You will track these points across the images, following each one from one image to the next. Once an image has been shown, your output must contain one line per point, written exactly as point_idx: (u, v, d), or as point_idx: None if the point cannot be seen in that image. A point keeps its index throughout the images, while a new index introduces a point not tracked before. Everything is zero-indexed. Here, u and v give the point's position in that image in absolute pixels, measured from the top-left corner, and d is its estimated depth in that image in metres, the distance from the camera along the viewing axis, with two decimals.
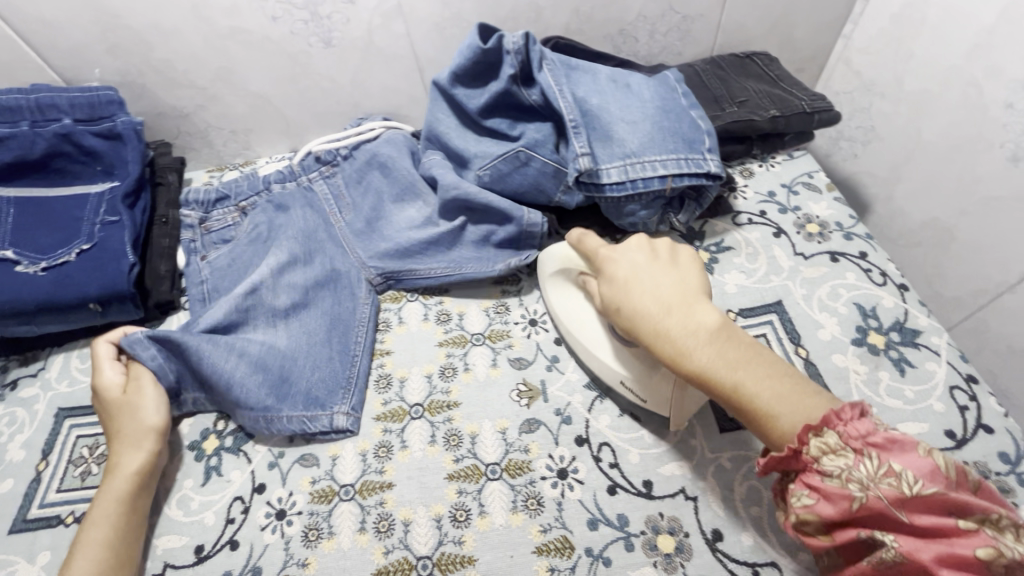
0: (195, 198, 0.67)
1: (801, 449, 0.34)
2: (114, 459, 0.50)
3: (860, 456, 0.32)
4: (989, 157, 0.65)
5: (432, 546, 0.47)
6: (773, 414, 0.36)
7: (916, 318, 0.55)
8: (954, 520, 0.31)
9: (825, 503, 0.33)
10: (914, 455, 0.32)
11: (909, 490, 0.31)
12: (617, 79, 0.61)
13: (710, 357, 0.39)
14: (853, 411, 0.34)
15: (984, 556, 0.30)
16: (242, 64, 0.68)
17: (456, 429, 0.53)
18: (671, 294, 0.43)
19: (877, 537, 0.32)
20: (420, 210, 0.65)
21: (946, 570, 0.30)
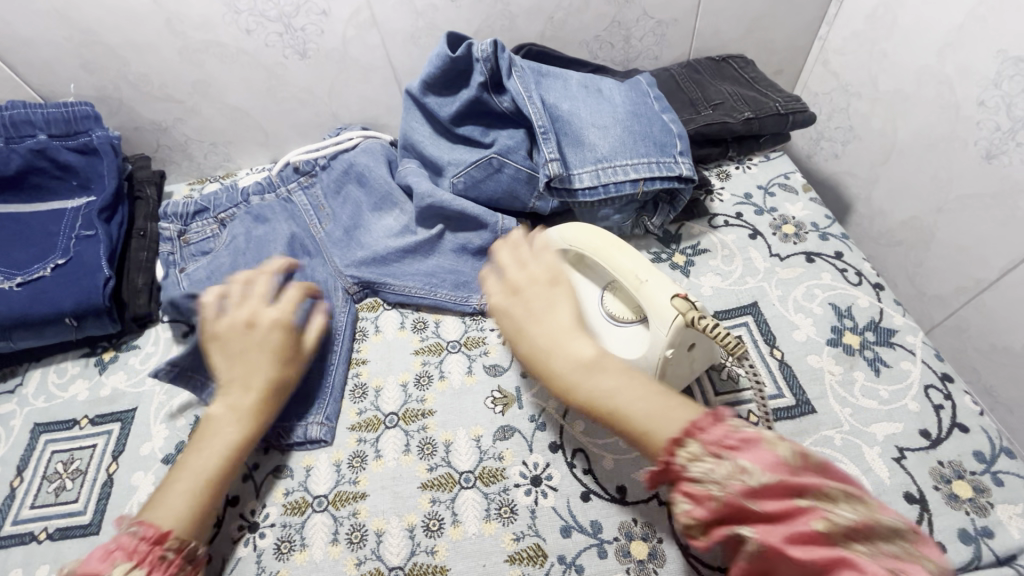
0: (172, 211, 0.66)
1: (671, 462, 0.33)
2: (245, 400, 0.49)
3: (717, 458, 0.31)
4: (964, 155, 0.65)
5: (405, 557, 0.46)
6: (652, 433, 0.34)
7: (891, 317, 0.55)
8: (796, 502, 0.29)
9: (696, 507, 0.32)
10: (758, 448, 0.31)
11: (755, 480, 0.30)
12: (588, 85, 0.61)
13: (591, 387, 0.37)
14: (711, 419, 0.33)
15: (824, 529, 0.28)
16: (217, 77, 0.68)
17: (431, 437, 0.52)
18: (561, 321, 0.41)
19: (738, 531, 0.31)
20: (397, 218, 0.65)
21: (796, 551, 0.28)
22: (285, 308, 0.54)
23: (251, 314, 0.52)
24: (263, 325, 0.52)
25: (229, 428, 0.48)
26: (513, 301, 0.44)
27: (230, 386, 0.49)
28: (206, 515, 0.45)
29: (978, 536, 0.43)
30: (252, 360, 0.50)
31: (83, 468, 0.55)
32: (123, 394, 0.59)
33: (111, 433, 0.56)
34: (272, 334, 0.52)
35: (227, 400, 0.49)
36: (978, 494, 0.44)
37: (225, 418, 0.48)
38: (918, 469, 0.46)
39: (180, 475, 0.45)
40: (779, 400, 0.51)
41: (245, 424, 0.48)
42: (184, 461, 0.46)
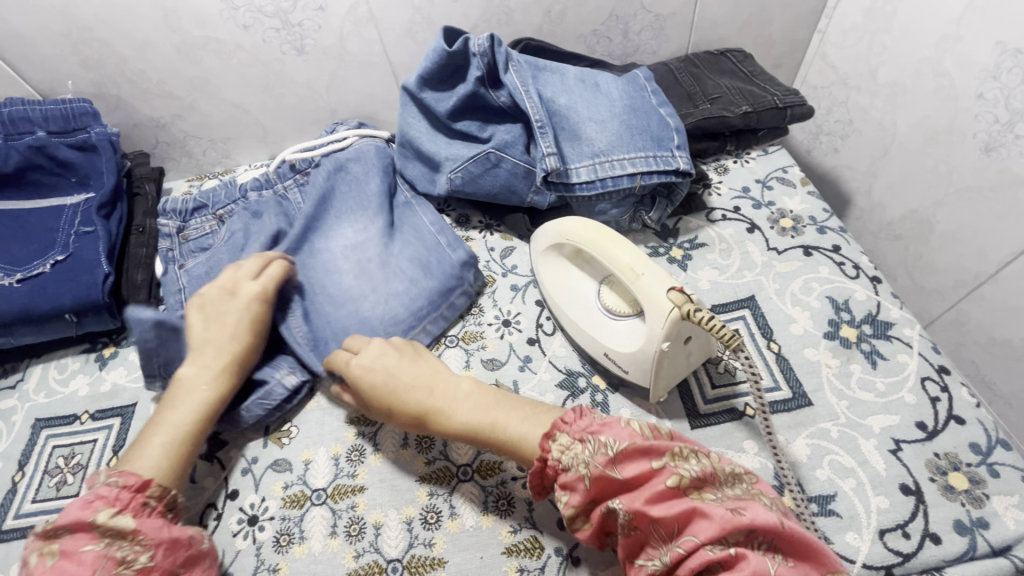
0: (171, 208, 0.66)
1: (546, 456, 0.38)
2: (221, 361, 0.50)
3: (582, 441, 0.37)
4: (963, 148, 0.65)
5: (402, 549, 0.47)
6: (524, 439, 0.42)
7: (888, 310, 0.55)
8: (650, 464, 0.34)
9: (572, 492, 0.37)
10: (615, 426, 0.36)
11: (613, 450, 0.35)
12: (586, 79, 0.61)
13: (467, 413, 0.44)
14: (575, 413, 0.39)
15: (673, 484, 0.33)
16: (215, 73, 0.68)
17: (428, 432, 0.52)
18: (421, 373, 0.48)
19: (610, 506, 0.35)
20: (363, 230, 0.63)
21: (654, 509, 0.33)
22: (267, 279, 0.55)
23: (232, 281, 0.54)
24: (246, 293, 0.54)
25: (204, 385, 0.49)
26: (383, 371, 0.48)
27: (204, 349, 0.50)
28: (183, 465, 0.46)
29: (973, 526, 0.43)
30: (232, 322, 0.52)
31: (84, 462, 0.55)
32: (123, 390, 0.59)
33: (112, 428, 0.57)
34: (255, 302, 0.54)
35: (202, 359, 0.50)
36: (974, 485, 0.45)
37: (197, 377, 0.49)
38: (914, 460, 0.46)
39: (152, 431, 0.46)
40: (777, 393, 0.51)
41: (220, 381, 0.49)
42: (157, 417, 0.47)
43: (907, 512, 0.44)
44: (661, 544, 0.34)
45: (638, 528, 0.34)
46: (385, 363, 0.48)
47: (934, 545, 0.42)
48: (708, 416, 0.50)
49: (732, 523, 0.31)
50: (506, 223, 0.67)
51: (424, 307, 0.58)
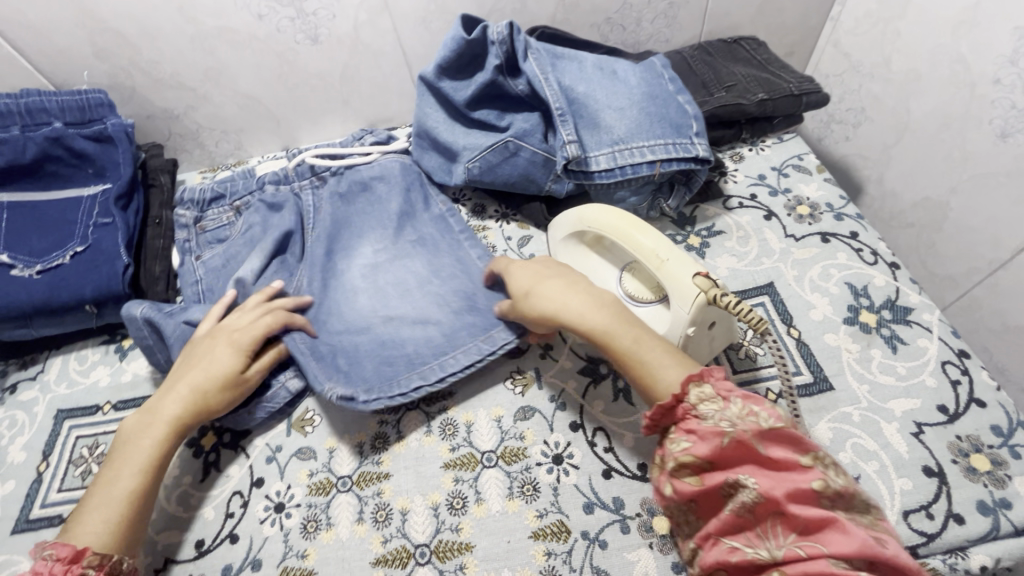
0: (190, 197, 0.68)
1: (682, 398, 0.38)
2: (166, 408, 0.49)
3: (727, 401, 0.37)
4: (977, 135, 0.65)
5: (430, 535, 0.47)
6: (657, 368, 0.42)
7: (907, 295, 0.55)
8: (797, 458, 0.35)
9: (698, 442, 0.37)
10: (767, 403, 0.36)
11: (765, 426, 0.35)
12: (604, 66, 0.60)
13: (604, 321, 0.45)
14: (720, 372, 0.39)
15: (819, 487, 0.33)
16: (229, 64, 0.68)
17: (452, 419, 0.53)
18: (571, 277, 0.49)
19: (738, 476, 0.35)
20: (387, 252, 0.63)
21: (790, 502, 0.33)
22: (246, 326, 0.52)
23: (218, 328, 0.53)
24: (220, 338, 0.52)
25: (146, 435, 0.48)
26: (546, 272, 0.50)
27: (154, 399, 0.50)
28: (131, 524, 0.45)
29: (996, 507, 0.43)
30: (191, 366, 0.50)
31: (109, 452, 0.55)
32: (145, 380, 0.60)
33: None
34: (218, 347, 0.51)
35: (148, 408, 0.49)
36: (996, 467, 0.45)
37: (141, 428, 0.48)
38: (936, 443, 0.46)
39: (98, 486, 0.46)
40: (798, 377, 0.51)
41: (160, 429, 0.48)
42: (103, 477, 0.46)
43: (930, 494, 0.44)
44: (772, 538, 0.34)
45: (753, 511, 0.35)
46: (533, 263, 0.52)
47: (958, 525, 0.43)
48: None
49: (873, 549, 0.31)
50: (523, 213, 0.67)
51: (457, 335, 0.55)
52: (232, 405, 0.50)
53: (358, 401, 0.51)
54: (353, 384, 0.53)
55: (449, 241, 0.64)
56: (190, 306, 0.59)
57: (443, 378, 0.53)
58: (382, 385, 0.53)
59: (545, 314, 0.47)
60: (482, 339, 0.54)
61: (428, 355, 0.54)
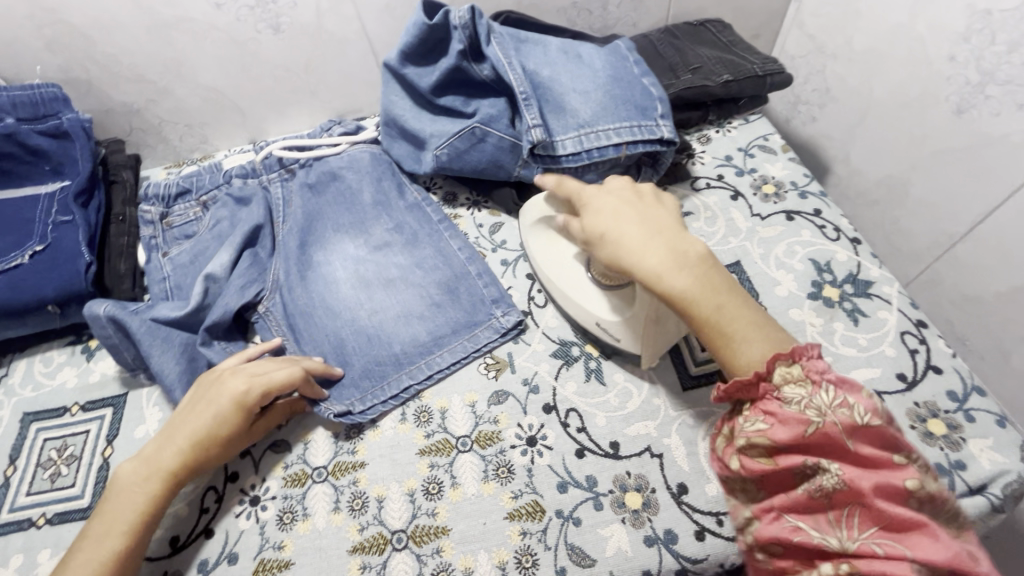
0: (154, 193, 0.67)
1: (766, 376, 0.39)
2: (161, 462, 0.47)
3: (817, 386, 0.38)
4: (935, 111, 0.67)
5: (406, 520, 0.47)
6: (744, 342, 0.41)
7: (868, 269, 0.57)
8: (889, 456, 0.37)
9: (778, 428, 0.38)
10: (860, 392, 0.38)
11: (860, 421, 0.37)
12: (568, 50, 0.60)
13: (690, 285, 0.42)
14: (812, 350, 0.40)
15: (910, 486, 0.36)
16: (189, 55, 0.66)
17: (426, 406, 0.53)
18: (657, 226, 0.46)
19: (823, 463, 0.37)
20: (365, 245, 0.62)
21: (877, 496, 0.36)
22: (250, 379, 0.50)
23: (225, 372, 0.51)
24: (225, 389, 0.49)
25: (137, 489, 0.47)
26: (637, 215, 0.47)
27: (151, 447, 0.49)
28: None
29: (952, 469, 0.45)
30: (197, 414, 0.49)
31: (78, 453, 0.54)
32: (113, 380, 0.59)
33: (104, 418, 0.56)
34: (224, 395, 0.49)
35: (145, 456, 0.48)
36: (952, 431, 0.47)
37: (134, 479, 0.47)
38: (895, 410, 0.48)
39: (86, 539, 0.45)
40: None
41: (153, 483, 0.47)
42: (93, 527, 0.46)
43: None
44: (846, 528, 0.36)
45: (832, 497, 0.37)
46: (611, 203, 0.49)
47: None
48: (700, 377, 0.52)
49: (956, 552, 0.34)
50: (494, 199, 0.67)
51: (443, 332, 0.56)
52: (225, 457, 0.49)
53: (357, 414, 0.52)
54: (345, 393, 0.54)
55: (427, 230, 0.64)
56: (156, 304, 0.58)
57: (431, 375, 0.54)
58: (375, 390, 0.54)
59: (625, 270, 0.45)
60: (468, 338, 0.56)
61: (417, 353, 0.55)
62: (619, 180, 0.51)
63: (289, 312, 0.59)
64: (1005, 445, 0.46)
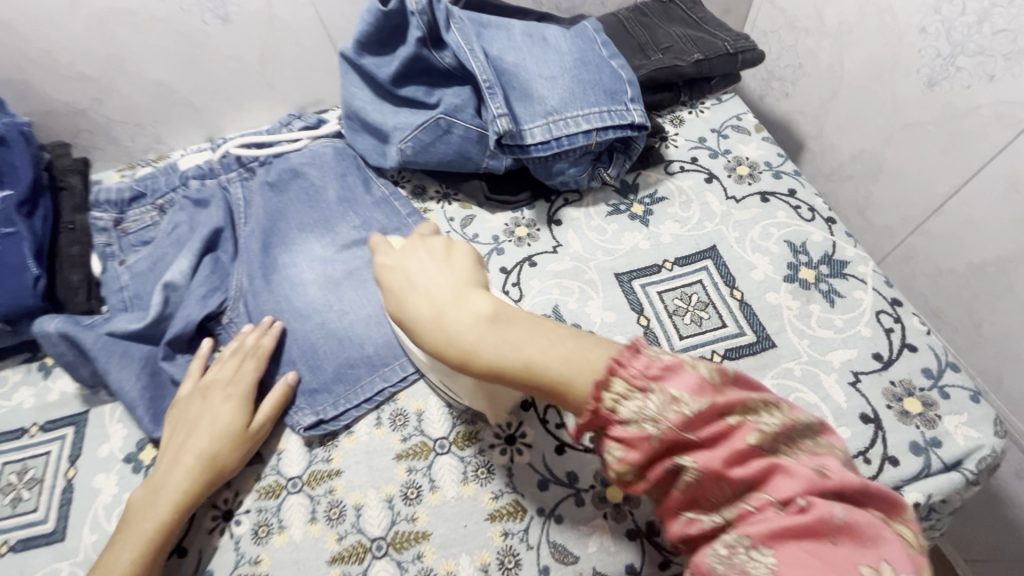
0: (106, 198, 0.64)
1: (598, 406, 0.35)
2: (167, 482, 0.46)
3: (645, 393, 0.34)
4: (907, 85, 0.66)
5: (386, 527, 0.46)
6: (565, 383, 0.36)
7: (843, 249, 0.57)
8: (727, 421, 0.34)
9: (630, 449, 0.34)
10: (682, 375, 0.34)
11: (688, 407, 0.33)
12: (533, 34, 0.58)
13: (491, 348, 0.37)
14: (630, 352, 0.36)
15: (754, 441, 0.33)
16: (134, 50, 0.62)
17: (402, 409, 0.52)
18: (444, 293, 0.41)
19: (678, 461, 0.34)
20: (333, 245, 0.60)
21: (731, 466, 0.33)
22: (244, 382, 0.51)
23: (209, 383, 0.51)
24: (220, 398, 0.50)
25: (146, 513, 0.45)
26: (427, 286, 0.42)
27: (155, 473, 0.47)
28: None
29: (928, 447, 0.45)
30: (197, 428, 0.48)
31: (39, 476, 0.52)
32: (73, 398, 0.56)
33: (66, 437, 0.54)
34: (225, 406, 0.49)
35: (151, 481, 0.47)
36: (927, 408, 0.47)
37: (143, 504, 0.45)
38: (872, 390, 0.48)
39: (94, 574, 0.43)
40: (741, 337, 0.52)
41: (163, 505, 0.45)
42: (101, 560, 0.43)
43: (867, 439, 0.46)
44: (721, 503, 0.34)
45: (699, 485, 0.34)
46: (409, 272, 0.44)
47: (893, 467, 0.45)
48: None
49: (818, 483, 0.32)
50: (463, 191, 0.64)
51: None
52: (239, 465, 0.48)
53: (329, 422, 0.51)
54: (317, 399, 0.52)
55: (396, 226, 0.62)
56: (113, 317, 0.56)
57: (405, 377, 0.53)
58: (347, 393, 0.52)
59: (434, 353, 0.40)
60: None
61: (388, 354, 0.53)
62: (415, 240, 0.47)
63: (256, 317, 0.57)
64: (979, 420, 0.46)
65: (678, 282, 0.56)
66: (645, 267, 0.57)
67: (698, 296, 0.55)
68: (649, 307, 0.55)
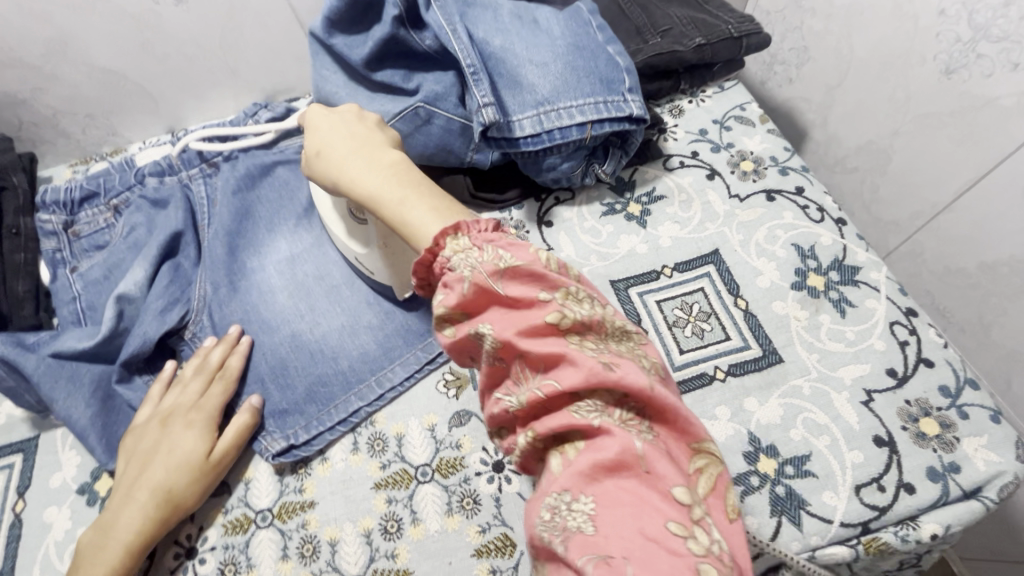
0: (53, 199, 0.58)
1: (435, 251, 0.35)
2: (119, 522, 0.42)
3: (478, 249, 0.34)
4: (921, 72, 0.62)
5: (363, 565, 0.43)
6: (420, 228, 0.38)
7: (854, 253, 0.53)
8: (538, 294, 0.33)
9: (447, 296, 0.34)
10: (520, 248, 0.34)
11: (504, 265, 0.33)
12: (522, 14, 0.53)
13: (375, 184, 0.40)
14: (487, 224, 0.36)
15: (554, 322, 0.32)
16: (76, 33, 0.56)
17: (381, 432, 0.48)
18: (359, 137, 0.43)
19: (484, 324, 0.33)
20: (305, 250, 0.55)
21: (528, 341, 0.32)
22: (207, 406, 0.47)
23: (170, 409, 0.47)
24: (180, 425, 0.46)
25: (96, 558, 0.41)
26: (341, 134, 0.44)
27: (108, 509, 0.44)
28: None
29: (946, 472, 0.42)
30: (154, 461, 0.45)
31: None
32: (22, 422, 0.51)
33: (14, 466, 0.49)
34: (185, 434, 0.45)
35: (103, 520, 0.43)
36: (945, 430, 0.44)
37: (95, 546, 0.42)
38: (886, 410, 0.45)
39: None
40: (746, 352, 0.48)
41: (114, 548, 0.41)
42: None
43: (881, 464, 0.43)
44: (521, 381, 0.32)
45: (500, 356, 0.33)
46: (331, 125, 0.45)
47: (909, 495, 0.42)
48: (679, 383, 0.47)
49: (605, 380, 0.30)
50: (445, 188, 0.57)
51: (393, 344, 0.51)
52: (199, 499, 0.44)
53: (300, 447, 0.47)
54: (286, 423, 0.48)
55: None
56: (63, 332, 0.51)
57: (383, 397, 0.49)
58: (319, 416, 0.48)
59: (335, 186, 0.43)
60: (420, 347, 0.50)
61: (365, 370, 0.50)
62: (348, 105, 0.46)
63: (219, 331, 0.52)
64: (1000, 443, 0.43)
65: (678, 290, 0.52)
66: (642, 273, 0.53)
67: (700, 306, 0.51)
68: (647, 318, 0.51)
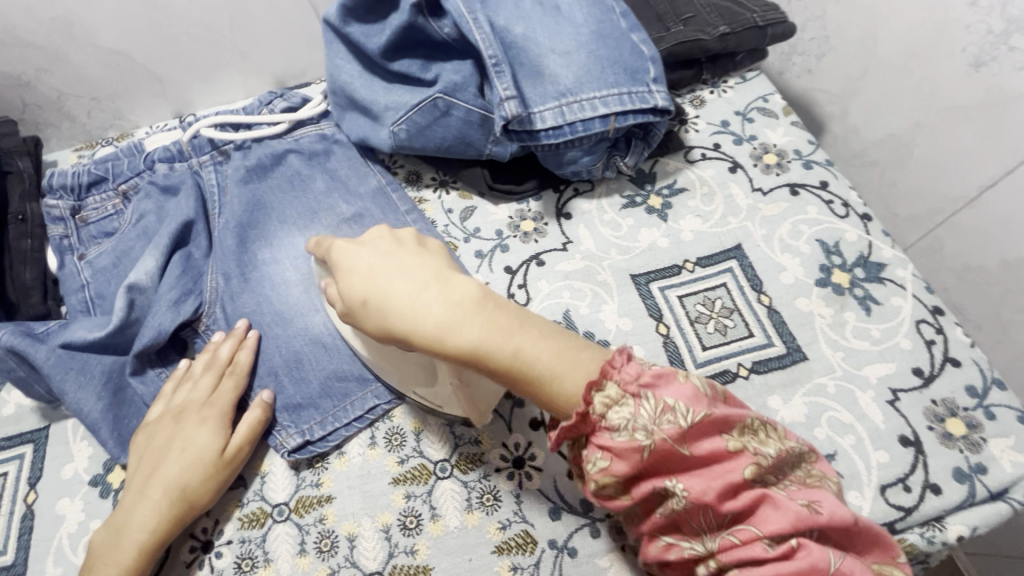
0: (59, 183, 0.56)
1: (588, 411, 0.33)
2: (132, 520, 0.42)
3: (638, 399, 0.33)
4: (948, 65, 0.60)
5: (382, 561, 0.42)
6: (555, 377, 0.35)
7: (880, 250, 0.52)
8: (724, 442, 0.32)
9: (615, 461, 0.33)
10: (675, 382, 0.33)
11: (686, 421, 0.32)
12: (544, 1, 0.51)
13: (475, 329, 0.35)
14: (621, 356, 0.34)
15: (749, 471, 0.32)
16: (81, 12, 0.54)
17: (398, 428, 0.47)
18: (418, 271, 0.38)
19: (668, 484, 0.32)
20: None
21: (722, 495, 0.32)
22: (218, 403, 0.46)
23: (182, 405, 0.47)
24: (192, 422, 0.45)
25: (111, 557, 0.41)
26: (393, 273, 0.38)
27: (120, 508, 0.43)
28: None
29: (972, 473, 0.42)
30: (167, 459, 0.44)
31: None
32: (31, 411, 0.51)
33: (25, 456, 0.49)
34: (197, 432, 0.45)
35: (116, 518, 0.42)
36: (971, 430, 0.43)
37: (108, 544, 0.41)
38: (912, 409, 0.44)
39: None
40: (770, 349, 0.48)
41: (129, 547, 0.41)
42: None
43: (907, 465, 0.42)
44: (705, 532, 0.33)
45: (685, 512, 0.33)
46: (368, 260, 0.39)
47: (934, 495, 0.42)
48: None
49: (809, 520, 0.31)
50: (463, 179, 0.57)
51: None
52: (213, 497, 0.43)
53: (316, 443, 0.46)
54: (301, 417, 0.47)
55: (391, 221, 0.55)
56: (71, 321, 0.50)
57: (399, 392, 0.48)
58: (335, 411, 0.47)
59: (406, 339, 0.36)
60: None
61: None
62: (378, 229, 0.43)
63: (233, 323, 0.51)
64: None
65: (700, 285, 0.51)
66: (664, 267, 0.52)
67: (722, 301, 0.50)
68: (669, 314, 0.50)
